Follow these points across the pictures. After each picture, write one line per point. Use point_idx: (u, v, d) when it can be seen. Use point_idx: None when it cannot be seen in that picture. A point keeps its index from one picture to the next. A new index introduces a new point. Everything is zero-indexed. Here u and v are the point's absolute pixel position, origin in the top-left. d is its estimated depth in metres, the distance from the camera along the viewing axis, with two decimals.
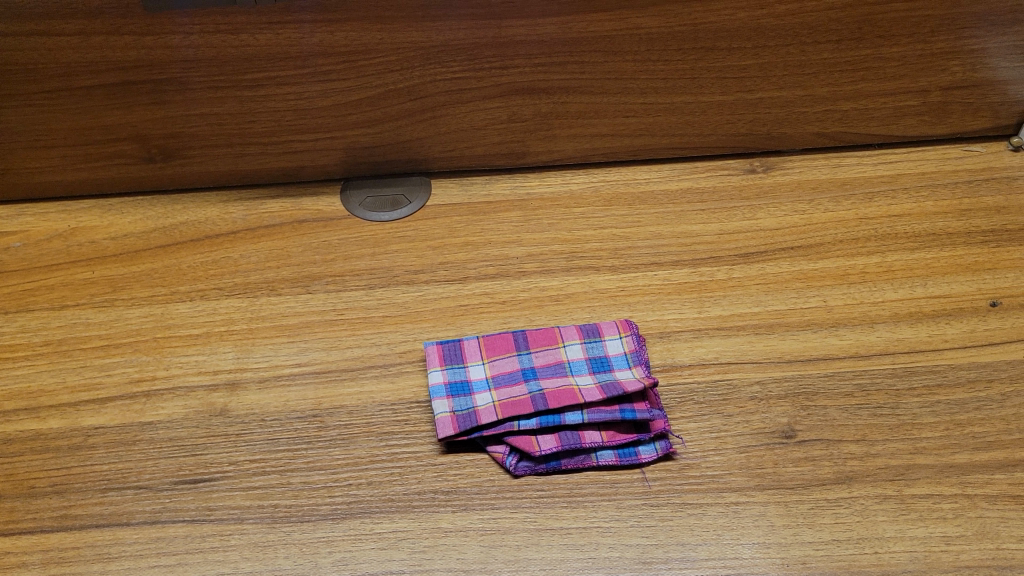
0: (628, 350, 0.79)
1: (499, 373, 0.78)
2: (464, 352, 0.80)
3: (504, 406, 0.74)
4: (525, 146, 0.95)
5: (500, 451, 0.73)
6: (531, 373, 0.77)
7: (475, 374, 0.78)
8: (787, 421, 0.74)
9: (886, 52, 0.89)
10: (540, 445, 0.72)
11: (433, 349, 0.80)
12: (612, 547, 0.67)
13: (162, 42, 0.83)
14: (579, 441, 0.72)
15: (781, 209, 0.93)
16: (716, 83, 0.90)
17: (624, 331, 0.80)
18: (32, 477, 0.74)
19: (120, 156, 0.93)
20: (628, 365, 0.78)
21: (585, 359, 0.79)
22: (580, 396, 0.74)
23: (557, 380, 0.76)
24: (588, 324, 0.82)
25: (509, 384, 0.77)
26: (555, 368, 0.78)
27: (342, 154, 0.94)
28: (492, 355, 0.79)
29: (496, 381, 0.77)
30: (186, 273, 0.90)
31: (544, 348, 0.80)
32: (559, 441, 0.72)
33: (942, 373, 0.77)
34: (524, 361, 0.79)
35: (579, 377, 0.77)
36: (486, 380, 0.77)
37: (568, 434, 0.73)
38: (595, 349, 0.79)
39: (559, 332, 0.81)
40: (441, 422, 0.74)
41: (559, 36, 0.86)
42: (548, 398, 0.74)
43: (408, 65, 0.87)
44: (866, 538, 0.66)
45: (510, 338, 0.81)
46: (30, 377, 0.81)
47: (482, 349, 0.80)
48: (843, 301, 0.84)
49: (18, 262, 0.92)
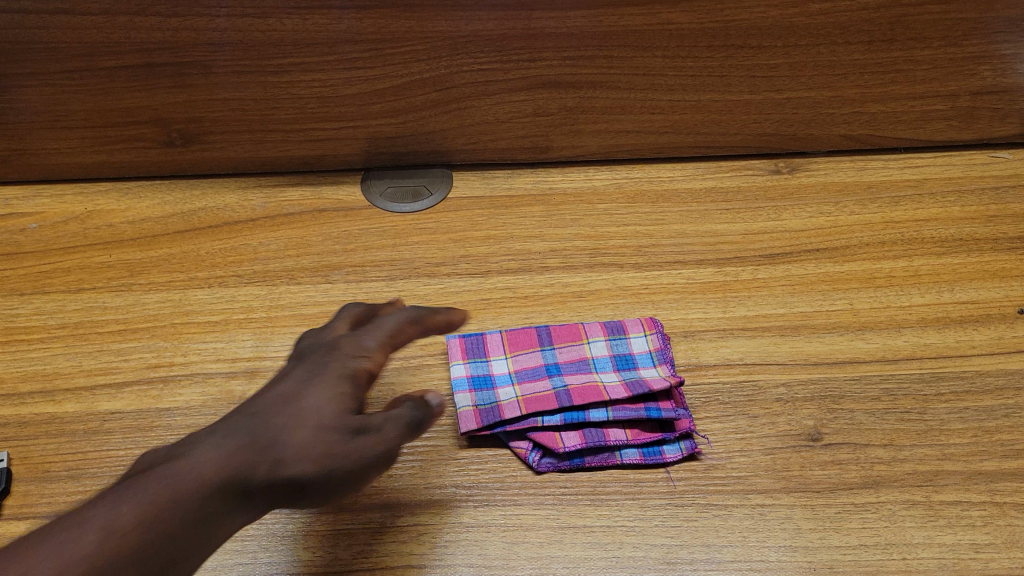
0: (652, 348, 0.78)
1: (522, 367, 0.77)
2: (486, 346, 0.79)
3: (527, 401, 0.73)
4: (549, 140, 0.94)
5: (523, 447, 0.72)
6: (556, 369, 0.76)
7: (498, 369, 0.77)
8: (813, 424, 0.73)
9: (918, 55, 0.87)
10: (563, 442, 0.71)
11: (455, 343, 0.79)
12: (637, 547, 0.66)
13: (187, 24, 0.82)
14: (604, 439, 0.71)
15: (806, 211, 0.92)
16: (744, 81, 0.89)
17: (649, 329, 0.80)
18: (47, 462, 0.73)
19: (140, 139, 0.92)
20: (652, 364, 0.77)
21: (609, 356, 0.78)
22: (605, 392, 0.73)
23: (582, 377, 0.75)
24: (612, 321, 0.81)
25: (532, 379, 0.76)
26: (579, 364, 0.77)
27: (364, 143, 0.93)
28: (516, 349, 0.79)
29: (519, 376, 0.76)
30: (204, 259, 0.89)
31: (567, 343, 0.79)
32: (582, 438, 0.71)
33: (969, 380, 0.76)
34: (547, 356, 0.78)
35: (603, 374, 0.76)
36: (509, 375, 0.76)
37: (592, 431, 0.71)
38: (619, 346, 0.79)
39: (583, 328, 0.80)
40: (464, 417, 0.73)
41: (589, 29, 0.84)
42: (572, 394, 0.73)
43: (434, 55, 0.85)
44: (894, 543, 0.65)
45: (532, 332, 0.80)
46: (45, 360, 0.80)
47: (505, 343, 0.79)
48: (869, 304, 0.83)
49: (34, 244, 0.91)
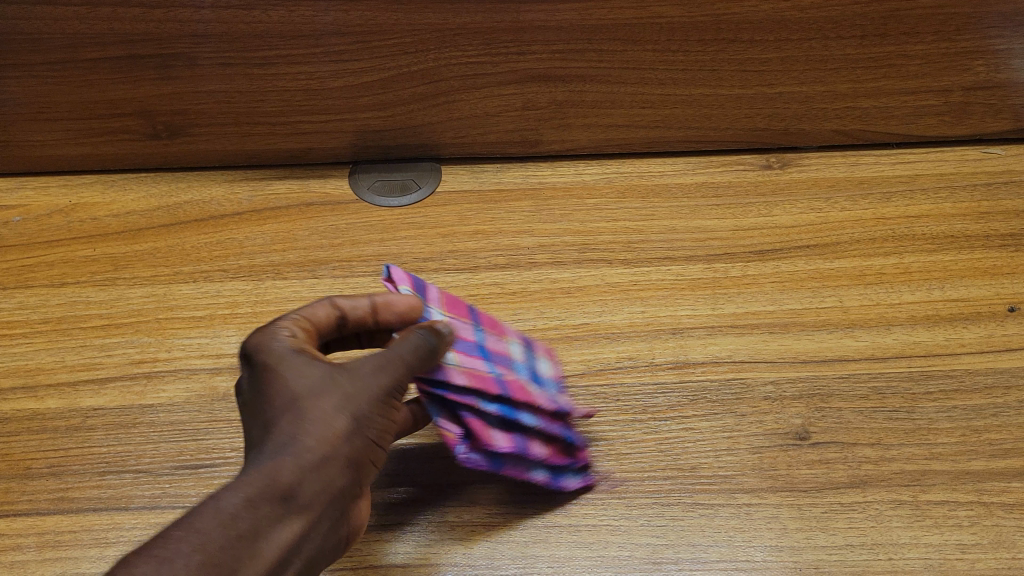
0: (566, 377, 0.75)
1: (457, 336, 0.70)
2: (428, 297, 0.71)
3: (467, 377, 0.67)
4: (539, 134, 0.93)
5: (451, 432, 0.66)
6: (487, 352, 0.70)
7: (439, 329, 0.70)
8: (801, 422, 0.73)
9: (910, 50, 0.86)
10: (494, 439, 0.66)
11: (402, 276, 0.71)
12: (621, 546, 0.66)
13: (171, 15, 0.80)
14: (529, 447, 0.68)
15: (797, 206, 0.91)
16: (736, 76, 0.88)
17: (555, 356, 0.77)
18: (29, 458, 0.72)
19: (125, 131, 0.91)
20: (559, 388, 0.73)
21: (551, 369, 0.73)
22: (537, 396, 0.69)
23: (513, 369, 0.70)
24: (529, 334, 0.77)
25: (468, 351, 0.69)
26: (509, 360, 0.71)
27: (352, 136, 0.93)
28: (451, 313, 0.72)
29: (459, 345, 0.69)
30: (190, 253, 0.88)
31: (510, 335, 0.74)
32: (512, 439, 0.67)
33: (958, 378, 0.76)
34: (479, 335, 0.71)
35: (528, 380, 0.71)
36: (448, 339, 0.69)
37: (518, 434, 0.68)
38: (554, 363, 0.75)
39: (503, 323, 0.76)
40: None
41: (578, 23, 0.83)
42: (508, 386, 0.68)
43: (422, 47, 0.84)
44: (881, 543, 0.65)
45: (462, 305, 0.73)
46: (28, 355, 0.80)
47: (443, 304, 0.72)
48: (859, 301, 0.82)
49: (18, 237, 0.90)
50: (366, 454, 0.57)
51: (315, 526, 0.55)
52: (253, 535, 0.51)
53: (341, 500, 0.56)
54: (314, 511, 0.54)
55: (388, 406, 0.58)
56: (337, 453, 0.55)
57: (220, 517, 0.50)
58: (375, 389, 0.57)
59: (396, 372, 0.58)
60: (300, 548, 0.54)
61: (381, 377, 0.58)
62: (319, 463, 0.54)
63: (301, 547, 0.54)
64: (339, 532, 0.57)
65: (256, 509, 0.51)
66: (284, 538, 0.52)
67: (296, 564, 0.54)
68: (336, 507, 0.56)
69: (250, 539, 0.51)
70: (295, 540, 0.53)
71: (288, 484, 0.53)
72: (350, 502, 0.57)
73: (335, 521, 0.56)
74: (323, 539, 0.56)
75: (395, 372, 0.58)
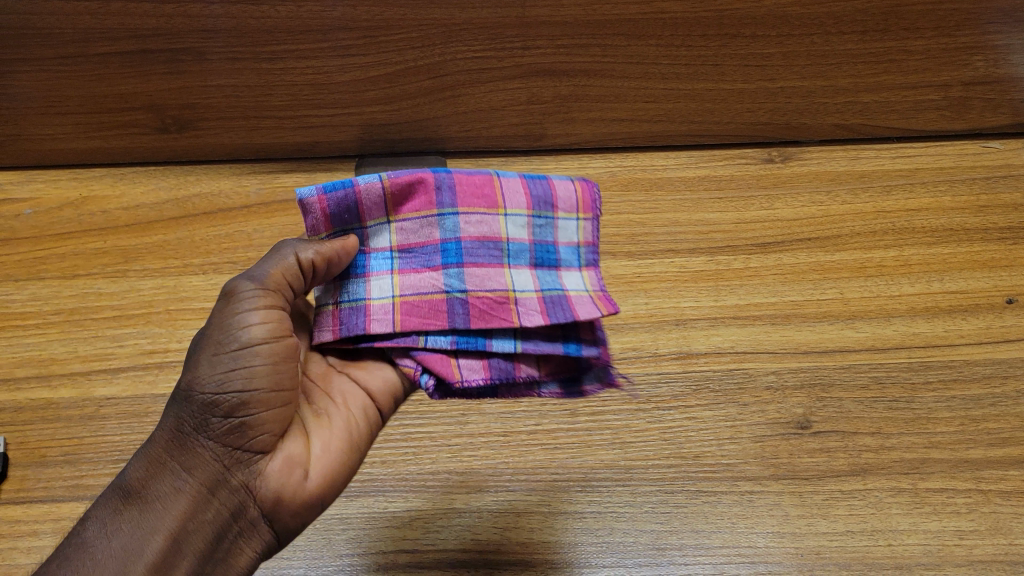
0: (581, 243, 0.62)
1: (407, 244, 0.59)
2: (360, 209, 0.57)
3: (403, 312, 0.57)
4: (543, 128, 0.95)
5: (411, 368, 0.58)
6: (456, 252, 0.58)
7: (377, 244, 0.59)
8: (802, 412, 0.74)
9: (911, 45, 0.85)
10: (460, 373, 0.57)
11: (315, 203, 0.56)
12: (626, 532, 0.68)
13: (182, 10, 0.78)
14: (512, 375, 0.58)
15: (798, 200, 0.92)
16: (739, 71, 0.88)
17: (584, 212, 0.63)
18: (44, 446, 0.74)
19: (134, 125, 0.92)
20: (555, 265, 0.61)
21: (528, 244, 0.60)
22: (517, 315, 0.57)
23: (490, 274, 0.58)
24: (539, 185, 0.61)
25: (419, 266, 0.58)
26: (489, 248, 0.59)
27: (357, 130, 0.94)
28: (402, 212, 0.58)
29: (402, 260, 0.59)
30: (199, 246, 0.89)
31: (476, 214, 0.59)
32: (486, 372, 0.57)
33: (958, 368, 0.77)
34: (446, 228, 0.58)
35: (516, 270, 0.59)
36: (390, 254, 0.59)
37: (496, 362, 0.58)
38: (541, 232, 0.61)
39: (499, 190, 0.60)
40: (322, 321, 0.58)
41: (582, 18, 0.81)
42: (469, 310, 0.57)
43: (429, 42, 0.83)
44: (880, 530, 0.67)
45: (428, 183, 0.58)
46: (41, 346, 0.82)
47: (386, 203, 0.58)
48: (859, 293, 0.83)
49: (29, 230, 0.92)
50: (230, 413, 0.52)
51: (199, 515, 0.52)
52: (114, 549, 0.50)
53: (223, 479, 0.53)
54: (186, 499, 0.52)
55: (239, 350, 0.51)
56: (183, 432, 0.52)
57: (77, 540, 0.51)
58: (214, 333, 0.52)
59: (240, 303, 0.52)
60: (183, 542, 0.51)
61: (220, 316, 0.53)
62: (175, 450, 0.52)
63: (187, 541, 0.52)
64: (248, 512, 0.54)
65: (113, 523, 0.51)
66: (154, 541, 0.50)
67: (192, 559, 0.52)
68: (219, 489, 0.53)
69: (110, 554, 0.50)
70: (172, 535, 0.51)
71: (142, 485, 0.52)
72: (243, 475, 0.53)
73: (229, 503, 0.53)
74: (223, 525, 0.53)
75: (235, 304, 0.52)
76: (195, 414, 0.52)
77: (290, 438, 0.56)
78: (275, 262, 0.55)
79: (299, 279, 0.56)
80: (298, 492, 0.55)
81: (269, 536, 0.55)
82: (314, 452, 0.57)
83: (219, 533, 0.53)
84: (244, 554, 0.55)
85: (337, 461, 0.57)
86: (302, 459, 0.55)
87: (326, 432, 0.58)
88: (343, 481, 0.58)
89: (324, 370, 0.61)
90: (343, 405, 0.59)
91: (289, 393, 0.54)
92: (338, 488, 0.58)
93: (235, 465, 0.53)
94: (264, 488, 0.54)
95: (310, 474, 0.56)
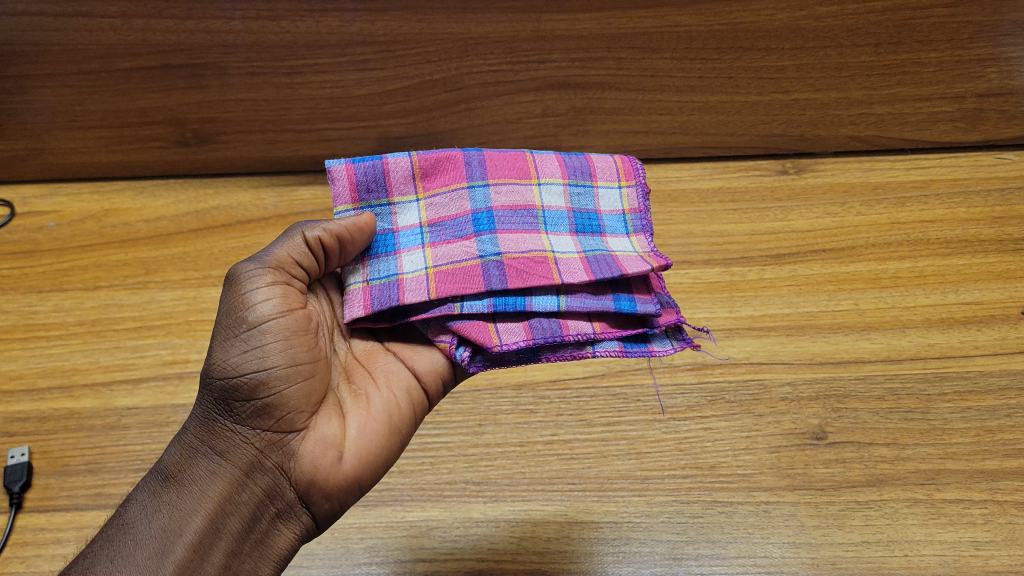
0: (627, 209, 0.64)
1: (438, 219, 0.60)
2: (388, 181, 0.59)
3: (437, 281, 0.56)
4: (558, 139, 0.96)
5: (447, 342, 0.57)
6: (488, 220, 0.59)
7: (407, 220, 0.60)
8: (817, 423, 0.75)
9: (924, 57, 0.85)
10: (499, 337, 0.56)
11: (342, 172, 0.58)
12: (643, 542, 0.68)
13: (203, 26, 0.80)
14: (559, 334, 0.56)
15: (813, 211, 0.93)
16: (752, 83, 0.88)
17: (627, 180, 0.65)
18: (66, 455, 0.76)
19: (154, 139, 0.94)
20: (600, 232, 0.62)
21: (566, 212, 0.62)
22: (558, 273, 0.57)
23: (525, 239, 0.59)
24: (574, 159, 0.64)
25: (451, 237, 0.59)
26: (522, 216, 0.60)
27: (374, 142, 0.95)
28: (431, 188, 0.60)
29: (433, 234, 0.59)
30: (218, 257, 0.91)
31: (509, 185, 0.61)
32: (528, 333, 0.56)
33: (973, 379, 0.77)
34: (477, 199, 0.60)
35: (555, 235, 0.60)
36: (420, 229, 0.60)
37: (540, 323, 0.57)
38: (581, 200, 0.63)
39: (531, 164, 0.62)
40: (351, 299, 0.58)
41: (597, 32, 0.82)
42: (505, 272, 0.56)
43: (445, 56, 0.84)
44: (896, 540, 0.67)
45: (457, 160, 0.61)
46: (64, 356, 0.83)
47: (416, 178, 0.60)
48: (874, 305, 0.84)
49: (52, 242, 0.94)
50: (251, 394, 0.53)
51: (235, 496, 0.53)
52: (154, 530, 0.50)
53: (257, 461, 0.54)
54: (221, 481, 0.53)
55: (248, 331, 0.53)
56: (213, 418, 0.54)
57: (117, 524, 0.52)
58: (226, 319, 0.54)
59: (242, 284, 0.54)
60: (221, 523, 0.52)
61: (228, 301, 0.54)
62: (206, 436, 0.54)
63: (225, 523, 0.52)
64: (284, 495, 0.55)
65: (152, 506, 0.52)
66: (193, 520, 0.51)
67: (231, 540, 0.52)
68: (254, 471, 0.54)
69: (149, 535, 0.50)
70: (211, 515, 0.52)
71: (179, 469, 0.54)
72: (277, 457, 0.55)
73: (263, 485, 0.54)
74: (259, 506, 0.54)
75: (240, 285, 0.54)
76: (218, 397, 0.53)
77: (323, 418, 0.56)
78: (283, 244, 0.56)
79: (310, 259, 0.57)
80: (332, 474, 0.55)
81: (307, 519, 0.56)
82: (349, 433, 0.57)
83: (255, 515, 0.54)
84: (282, 537, 0.56)
85: (374, 443, 0.57)
86: (336, 441, 0.56)
87: (363, 414, 0.58)
88: (382, 462, 0.58)
89: (372, 350, 0.62)
90: (384, 386, 0.60)
91: (309, 367, 0.55)
92: (375, 471, 0.58)
93: (267, 447, 0.54)
94: (297, 468, 0.55)
95: (345, 456, 0.56)
